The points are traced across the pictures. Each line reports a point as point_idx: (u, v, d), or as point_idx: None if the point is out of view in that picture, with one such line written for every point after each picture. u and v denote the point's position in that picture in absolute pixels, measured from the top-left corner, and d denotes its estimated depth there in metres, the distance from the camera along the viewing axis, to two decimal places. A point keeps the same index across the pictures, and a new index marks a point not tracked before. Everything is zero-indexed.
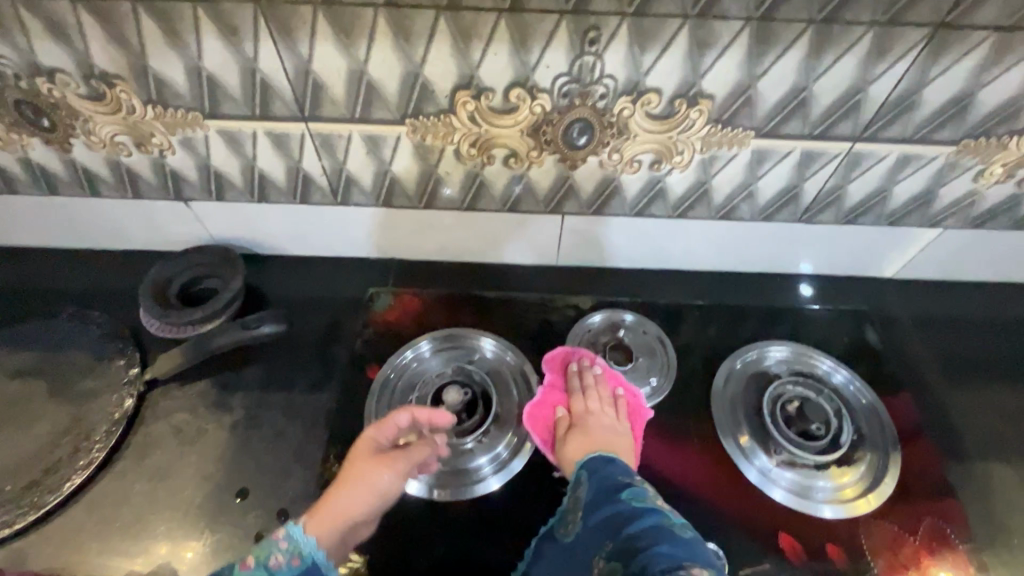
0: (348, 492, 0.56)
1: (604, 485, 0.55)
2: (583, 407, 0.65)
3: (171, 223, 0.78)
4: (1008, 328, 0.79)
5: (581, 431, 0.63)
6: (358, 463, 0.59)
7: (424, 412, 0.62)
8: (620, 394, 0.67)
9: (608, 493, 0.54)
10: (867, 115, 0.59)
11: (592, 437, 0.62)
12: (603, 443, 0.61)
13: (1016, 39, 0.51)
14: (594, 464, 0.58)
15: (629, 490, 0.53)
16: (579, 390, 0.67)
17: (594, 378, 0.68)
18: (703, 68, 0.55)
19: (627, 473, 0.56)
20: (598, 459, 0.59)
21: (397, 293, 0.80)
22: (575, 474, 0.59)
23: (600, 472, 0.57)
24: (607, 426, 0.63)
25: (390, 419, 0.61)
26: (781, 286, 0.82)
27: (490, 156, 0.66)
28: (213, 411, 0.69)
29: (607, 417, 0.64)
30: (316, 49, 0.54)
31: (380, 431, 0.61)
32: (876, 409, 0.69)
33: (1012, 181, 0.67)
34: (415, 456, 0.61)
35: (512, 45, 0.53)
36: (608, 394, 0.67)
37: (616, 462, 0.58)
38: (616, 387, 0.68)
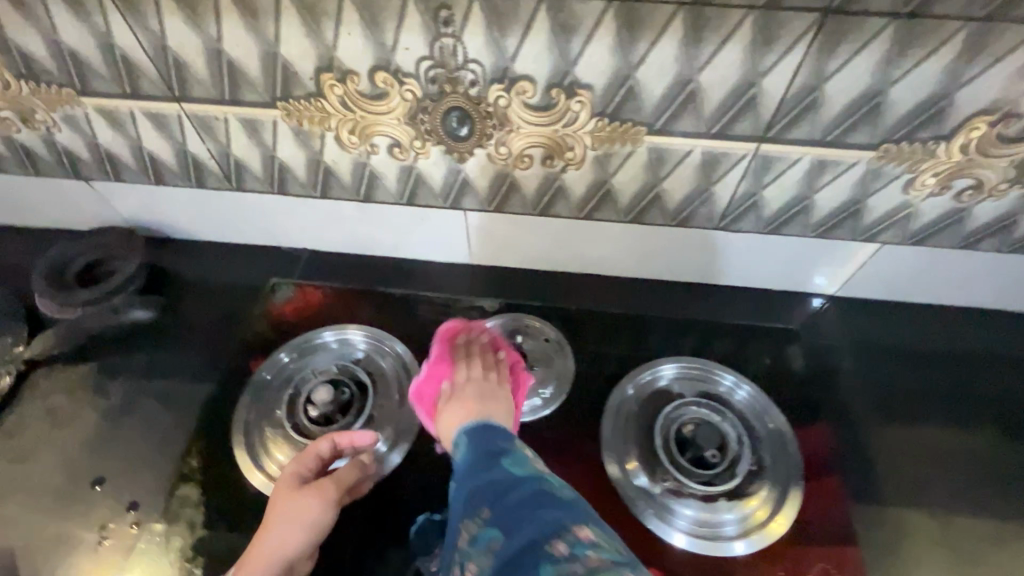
0: (277, 531, 0.52)
1: (481, 453, 0.51)
2: (466, 374, 0.61)
3: (78, 202, 0.76)
4: (954, 358, 0.71)
5: (460, 398, 0.58)
6: (279, 498, 0.54)
7: (345, 436, 0.59)
8: (504, 359, 0.64)
9: (485, 459, 0.50)
10: (768, 113, 0.53)
11: (471, 402, 0.57)
12: (483, 408, 0.57)
13: (921, 29, 0.45)
14: (473, 432, 0.54)
15: (508, 457, 0.49)
16: (462, 358, 0.63)
17: (479, 347, 0.64)
18: (573, 55, 0.50)
19: (506, 437, 0.53)
20: (482, 427, 0.54)
21: (300, 285, 0.76)
22: (455, 440, 0.55)
23: (480, 439, 0.52)
24: (489, 390, 0.59)
25: (310, 449, 0.58)
26: (707, 298, 0.76)
27: (373, 144, 0.62)
28: (90, 394, 0.67)
29: (489, 382, 0.60)
30: (167, 24, 0.52)
31: (301, 464, 0.57)
32: (784, 435, 0.63)
33: (950, 194, 0.59)
34: (343, 478, 0.57)
35: (364, 26, 0.50)
36: (491, 359, 0.63)
37: (497, 428, 0.54)
38: (501, 351, 0.65)
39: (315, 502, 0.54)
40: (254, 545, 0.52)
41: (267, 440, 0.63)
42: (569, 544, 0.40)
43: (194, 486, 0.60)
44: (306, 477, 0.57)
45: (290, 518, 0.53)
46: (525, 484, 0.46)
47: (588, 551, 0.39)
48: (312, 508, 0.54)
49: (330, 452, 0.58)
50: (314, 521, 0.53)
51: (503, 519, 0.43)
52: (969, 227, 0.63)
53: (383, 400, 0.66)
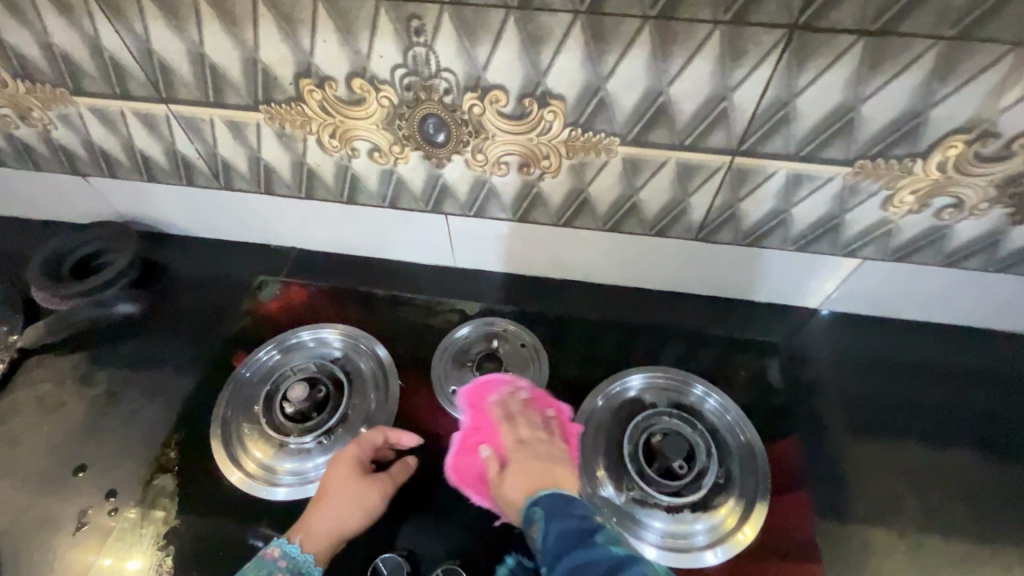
0: (338, 513, 0.54)
1: (566, 528, 0.45)
2: (515, 439, 0.56)
3: (76, 196, 0.79)
4: (936, 377, 0.70)
5: (518, 467, 0.54)
6: (339, 480, 0.56)
7: (397, 434, 0.60)
8: (550, 415, 0.60)
9: (572, 537, 0.44)
10: (739, 126, 0.52)
11: (533, 472, 0.53)
12: (549, 477, 0.52)
13: (889, 46, 0.45)
14: (549, 505, 0.48)
15: (599, 534, 0.44)
16: (504, 420, 0.59)
17: (519, 405, 0.60)
18: (544, 66, 0.50)
19: (589, 512, 0.47)
20: (556, 500, 0.49)
21: (285, 283, 0.78)
22: (528, 509, 0.50)
23: (561, 513, 0.47)
24: (547, 454, 0.55)
25: (369, 437, 0.60)
26: (688, 308, 0.76)
27: (354, 148, 0.63)
28: (78, 383, 0.70)
29: (541, 445, 0.56)
30: (151, 29, 0.54)
31: (361, 449, 0.59)
32: (754, 449, 0.63)
33: (929, 212, 0.58)
34: (397, 475, 0.59)
35: (339, 33, 0.51)
36: (536, 418, 0.59)
37: (576, 502, 0.48)
38: (543, 407, 0.61)
39: (376, 496, 0.57)
40: (312, 519, 0.54)
41: (244, 435, 0.65)
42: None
43: (171, 477, 0.62)
44: (364, 464, 0.58)
45: (350, 502, 0.55)
46: (631, 569, 0.41)
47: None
48: (372, 500, 0.56)
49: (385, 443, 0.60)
50: (371, 511, 0.56)
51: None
52: (951, 245, 0.62)
53: (359, 400, 0.67)
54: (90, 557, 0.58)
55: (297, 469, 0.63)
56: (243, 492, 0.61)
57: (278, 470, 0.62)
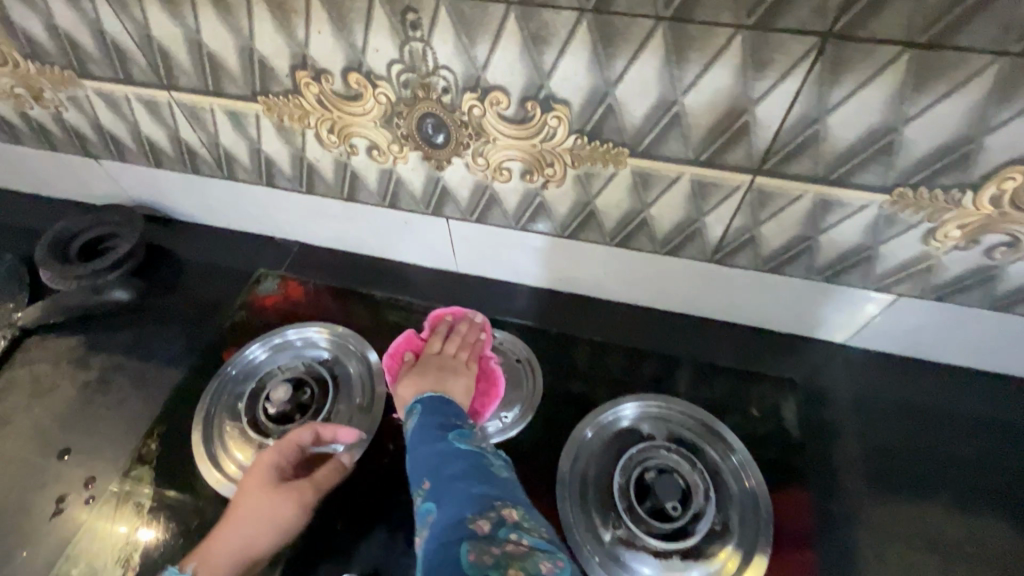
0: (247, 530, 0.53)
1: (432, 421, 0.51)
2: (433, 350, 0.61)
3: (90, 178, 0.79)
4: (973, 430, 0.63)
5: (424, 368, 0.59)
6: (250, 493, 0.54)
7: (330, 429, 0.59)
8: (483, 342, 0.63)
9: (430, 430, 0.49)
10: (762, 143, 0.47)
11: (426, 374, 0.57)
12: (437, 383, 0.56)
13: (938, 61, 0.39)
14: (428, 403, 0.53)
15: (455, 432, 0.49)
16: (441, 334, 0.63)
17: (465, 325, 0.64)
18: (547, 68, 0.47)
19: (458, 415, 0.52)
20: (437, 400, 0.54)
21: (285, 278, 0.76)
22: (410, 405, 0.54)
23: (433, 411, 0.52)
24: (449, 368, 0.58)
25: (289, 440, 0.57)
26: (701, 334, 0.71)
27: (352, 145, 0.60)
28: (74, 366, 0.70)
29: (457, 361, 0.60)
30: (149, 14, 0.53)
31: (279, 456, 0.57)
32: (757, 496, 0.57)
33: (978, 249, 0.52)
34: (320, 481, 0.57)
35: (333, 25, 0.48)
36: (468, 339, 0.62)
37: (451, 405, 0.53)
38: (481, 333, 0.64)
39: (291, 506, 0.54)
40: (216, 538, 0.53)
41: (226, 434, 0.63)
42: (493, 521, 0.39)
43: (149, 469, 0.61)
44: (281, 473, 0.56)
45: (258, 517, 0.53)
46: (467, 455, 0.46)
47: (507, 532, 0.38)
48: (286, 511, 0.54)
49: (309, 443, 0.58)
50: (286, 523, 0.54)
51: (439, 488, 0.43)
52: (1001, 288, 0.55)
53: (343, 404, 0.65)
54: (64, 543, 0.58)
55: None
56: (221, 494, 0.59)
57: None
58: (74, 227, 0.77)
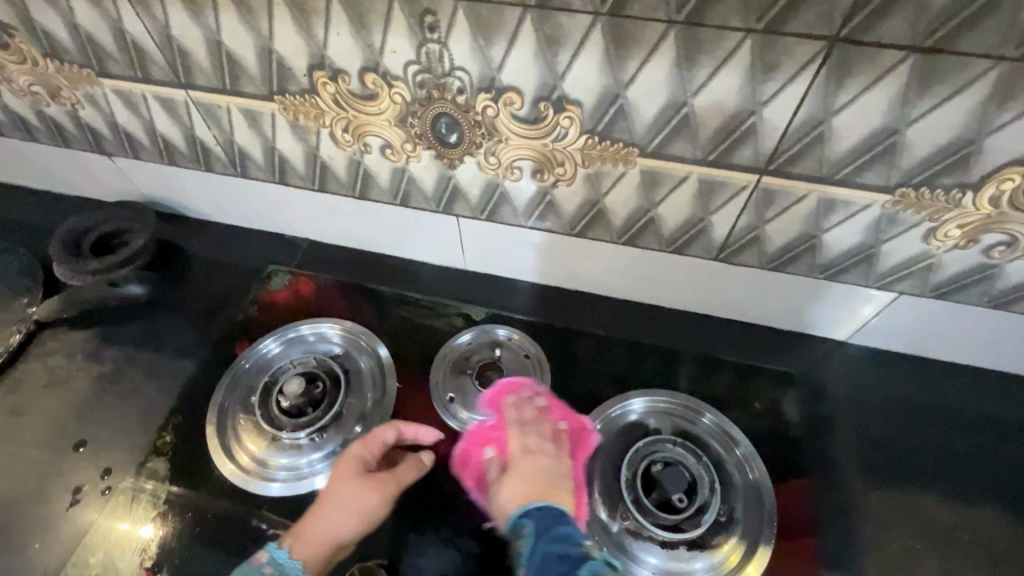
0: (333, 514, 0.54)
1: (554, 549, 0.45)
2: (520, 448, 0.55)
3: (103, 175, 0.81)
4: (972, 426, 0.65)
5: (520, 474, 0.53)
6: (339, 480, 0.56)
7: (412, 428, 0.60)
8: (563, 429, 0.58)
9: (556, 563, 0.43)
10: (769, 144, 0.49)
11: (528, 481, 0.52)
12: (544, 489, 0.51)
13: (940, 66, 0.40)
14: (540, 517, 0.48)
15: (586, 565, 0.43)
16: (514, 424, 0.58)
17: (533, 411, 0.59)
18: (561, 69, 0.48)
19: (578, 538, 0.46)
20: (549, 514, 0.49)
21: (295, 275, 0.78)
22: (518, 521, 0.49)
23: (552, 534, 0.47)
24: (546, 468, 0.53)
25: (375, 435, 0.59)
26: (705, 329, 0.72)
27: (366, 144, 0.62)
28: (87, 359, 0.71)
29: (548, 456, 0.55)
30: (170, 14, 0.54)
31: (365, 449, 0.58)
32: (761, 488, 0.59)
33: (977, 249, 0.53)
34: (403, 477, 0.57)
35: (352, 26, 0.50)
36: (548, 429, 0.57)
37: (567, 524, 0.47)
38: (559, 420, 0.59)
39: (373, 495, 0.55)
40: (308, 523, 0.53)
41: (239, 426, 0.65)
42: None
43: (164, 461, 0.62)
44: (367, 465, 0.57)
45: (347, 505, 0.54)
46: None
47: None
48: (369, 500, 0.55)
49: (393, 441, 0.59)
50: (368, 513, 0.55)
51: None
52: (999, 286, 0.57)
53: (355, 398, 0.66)
54: (80, 533, 0.59)
55: (291, 465, 0.62)
56: (234, 484, 0.61)
57: (271, 465, 0.62)
58: (87, 220, 0.78)
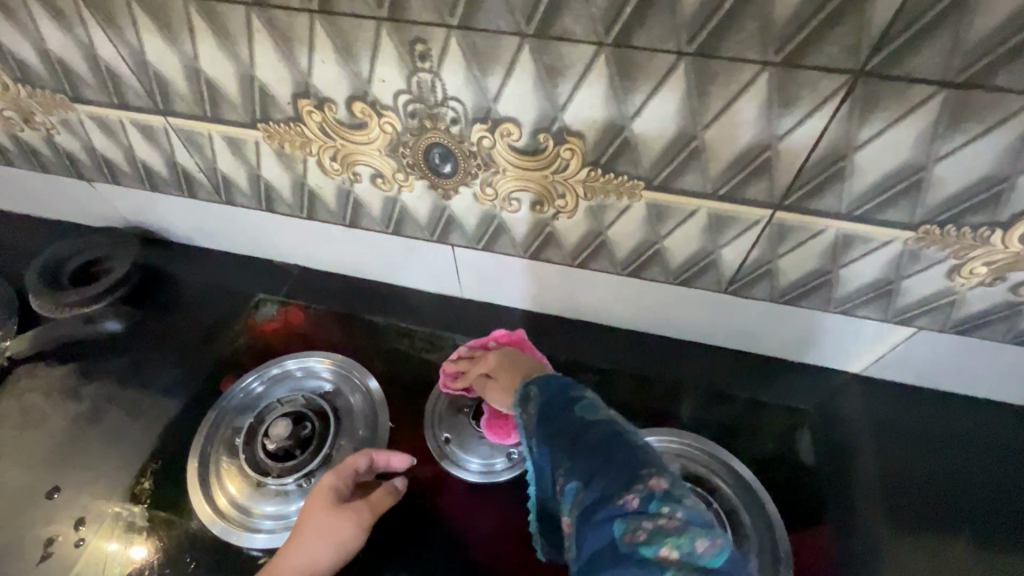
0: (307, 548, 0.51)
1: (551, 395, 0.43)
2: (482, 367, 0.58)
3: (84, 200, 0.77)
4: (997, 464, 0.61)
5: (501, 374, 0.55)
6: (312, 511, 0.52)
7: (383, 455, 0.57)
8: (495, 341, 0.62)
9: (553, 404, 0.43)
10: (785, 179, 0.46)
11: (511, 370, 0.55)
12: (519, 368, 0.54)
13: (971, 102, 0.37)
14: (542, 380, 0.46)
15: (579, 400, 0.42)
16: (467, 369, 0.60)
17: (470, 353, 0.62)
18: (561, 100, 0.45)
19: (573, 381, 0.45)
20: (545, 377, 0.46)
21: (283, 304, 0.74)
22: (522, 391, 0.46)
23: (549, 385, 0.45)
24: (509, 356, 0.57)
25: (348, 462, 0.55)
26: (714, 362, 0.68)
27: (356, 172, 0.58)
28: (65, 397, 0.68)
29: (504, 351, 0.58)
30: (144, 40, 0.51)
31: (338, 477, 0.54)
32: (777, 541, 0.55)
33: (1004, 286, 0.50)
34: (378, 504, 0.54)
35: (337, 54, 0.47)
36: (487, 348, 0.61)
37: (562, 376, 0.46)
38: (488, 343, 0.63)
39: (347, 526, 0.52)
40: (280, 558, 0.50)
41: (222, 472, 0.61)
42: (641, 494, 0.35)
43: (143, 510, 0.59)
44: (340, 494, 0.54)
45: (321, 537, 0.51)
46: (602, 429, 0.39)
47: (664, 509, 0.34)
48: (344, 530, 0.52)
49: (366, 468, 0.56)
50: (344, 544, 0.52)
51: (582, 462, 0.38)
52: None
53: (344, 439, 0.62)
54: None
55: (278, 513, 0.58)
56: (216, 536, 0.57)
57: (255, 514, 0.58)
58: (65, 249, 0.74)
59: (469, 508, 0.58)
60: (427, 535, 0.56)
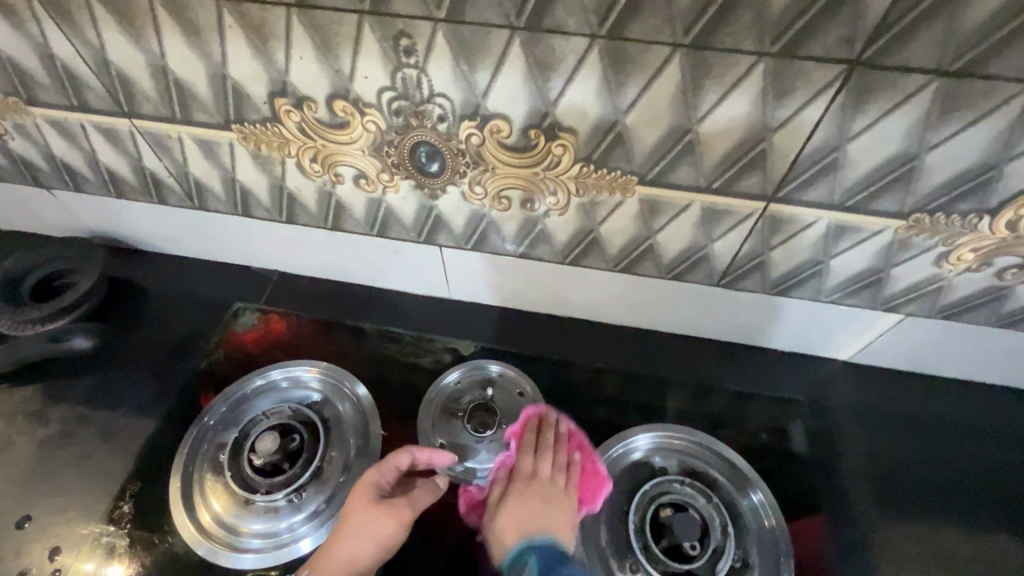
0: (349, 542, 0.50)
1: None
2: (529, 473, 0.53)
3: (43, 210, 0.73)
4: (981, 444, 0.63)
5: (523, 505, 0.51)
6: (353, 510, 0.51)
7: (427, 453, 0.54)
8: (575, 459, 0.55)
9: None
10: (778, 171, 0.45)
11: (533, 513, 0.50)
12: (544, 526, 0.49)
13: (966, 89, 0.37)
14: (546, 564, 0.46)
15: None
16: (530, 451, 0.55)
17: (552, 439, 0.56)
18: (553, 95, 0.43)
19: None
20: (551, 562, 0.46)
21: (264, 312, 0.71)
22: (518, 558, 0.47)
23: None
24: (550, 501, 0.51)
25: (390, 460, 0.53)
26: (707, 355, 0.68)
27: (337, 174, 0.56)
28: (31, 420, 0.64)
29: (554, 490, 0.52)
30: (105, 37, 0.48)
31: (380, 474, 0.53)
32: (778, 535, 0.55)
33: (989, 271, 0.51)
34: (418, 503, 0.52)
35: (316, 50, 0.44)
36: (561, 460, 0.55)
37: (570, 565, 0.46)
38: (573, 451, 0.56)
39: (389, 525, 0.50)
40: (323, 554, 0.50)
41: (205, 489, 0.58)
42: None
43: (122, 536, 0.56)
44: (382, 490, 0.52)
45: (363, 535, 0.50)
46: None
47: None
48: (385, 529, 0.50)
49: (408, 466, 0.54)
50: (386, 542, 0.50)
51: None
52: (1009, 306, 0.55)
53: (335, 451, 0.60)
54: None
55: (268, 531, 0.56)
56: (201, 557, 0.55)
57: (243, 532, 0.56)
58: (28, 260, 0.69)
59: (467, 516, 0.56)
60: (426, 542, 0.54)
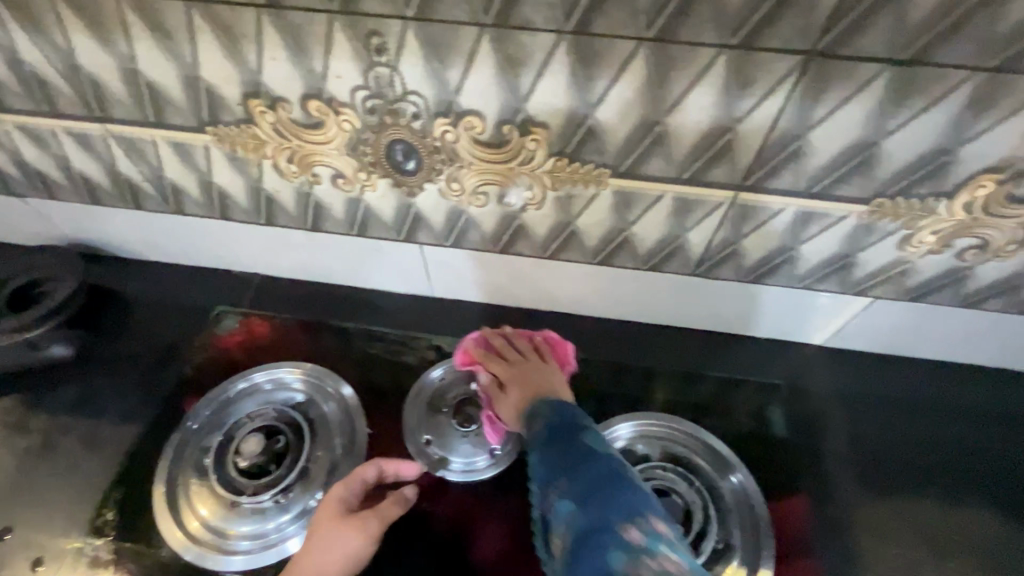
0: (316, 558, 0.49)
1: (558, 425, 0.48)
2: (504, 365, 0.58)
3: (19, 219, 0.72)
4: (949, 420, 0.65)
5: (519, 386, 0.56)
6: (318, 525, 0.51)
7: (393, 463, 0.55)
8: (538, 340, 0.62)
9: (563, 436, 0.46)
10: (745, 160, 0.47)
11: (529, 386, 0.55)
12: (543, 386, 0.55)
13: (917, 76, 0.39)
14: (549, 408, 0.51)
15: (589, 433, 0.46)
16: (494, 354, 0.60)
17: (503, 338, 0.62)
18: (524, 90, 0.44)
19: (585, 418, 0.49)
20: (553, 405, 0.51)
21: (246, 315, 0.71)
22: (532, 408, 0.52)
23: (560, 413, 0.49)
24: (536, 371, 0.57)
25: (356, 473, 0.54)
26: (687, 344, 0.70)
27: (315, 174, 0.56)
28: (10, 431, 0.63)
29: (533, 364, 0.58)
30: (74, 42, 0.47)
31: (346, 488, 0.53)
32: (758, 515, 0.57)
33: (951, 252, 0.53)
34: (385, 513, 0.52)
35: (289, 51, 0.45)
36: (525, 345, 0.61)
37: (572, 407, 0.50)
38: (532, 336, 0.62)
39: (354, 538, 0.50)
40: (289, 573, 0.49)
41: (190, 493, 0.58)
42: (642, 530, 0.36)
43: (107, 543, 0.55)
44: (349, 505, 0.53)
45: (327, 549, 0.49)
46: (602, 463, 0.43)
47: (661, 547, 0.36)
48: (350, 541, 0.50)
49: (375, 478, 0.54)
50: (352, 555, 0.50)
51: (579, 487, 0.41)
52: (971, 286, 0.57)
53: (321, 450, 0.60)
54: None
55: (255, 532, 0.56)
56: (189, 561, 0.55)
57: (231, 535, 0.56)
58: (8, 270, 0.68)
59: (455, 509, 0.56)
60: (415, 536, 0.55)
